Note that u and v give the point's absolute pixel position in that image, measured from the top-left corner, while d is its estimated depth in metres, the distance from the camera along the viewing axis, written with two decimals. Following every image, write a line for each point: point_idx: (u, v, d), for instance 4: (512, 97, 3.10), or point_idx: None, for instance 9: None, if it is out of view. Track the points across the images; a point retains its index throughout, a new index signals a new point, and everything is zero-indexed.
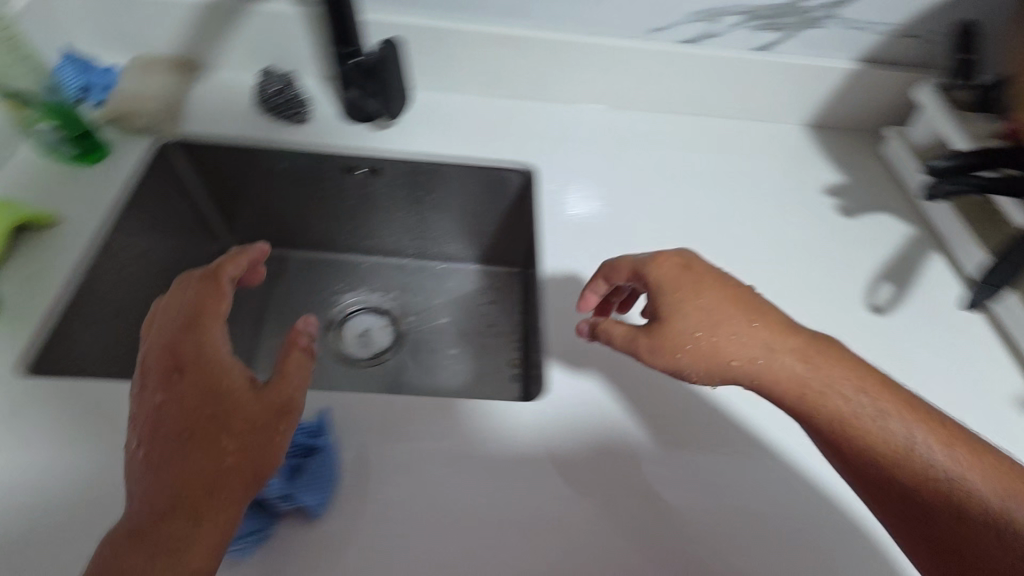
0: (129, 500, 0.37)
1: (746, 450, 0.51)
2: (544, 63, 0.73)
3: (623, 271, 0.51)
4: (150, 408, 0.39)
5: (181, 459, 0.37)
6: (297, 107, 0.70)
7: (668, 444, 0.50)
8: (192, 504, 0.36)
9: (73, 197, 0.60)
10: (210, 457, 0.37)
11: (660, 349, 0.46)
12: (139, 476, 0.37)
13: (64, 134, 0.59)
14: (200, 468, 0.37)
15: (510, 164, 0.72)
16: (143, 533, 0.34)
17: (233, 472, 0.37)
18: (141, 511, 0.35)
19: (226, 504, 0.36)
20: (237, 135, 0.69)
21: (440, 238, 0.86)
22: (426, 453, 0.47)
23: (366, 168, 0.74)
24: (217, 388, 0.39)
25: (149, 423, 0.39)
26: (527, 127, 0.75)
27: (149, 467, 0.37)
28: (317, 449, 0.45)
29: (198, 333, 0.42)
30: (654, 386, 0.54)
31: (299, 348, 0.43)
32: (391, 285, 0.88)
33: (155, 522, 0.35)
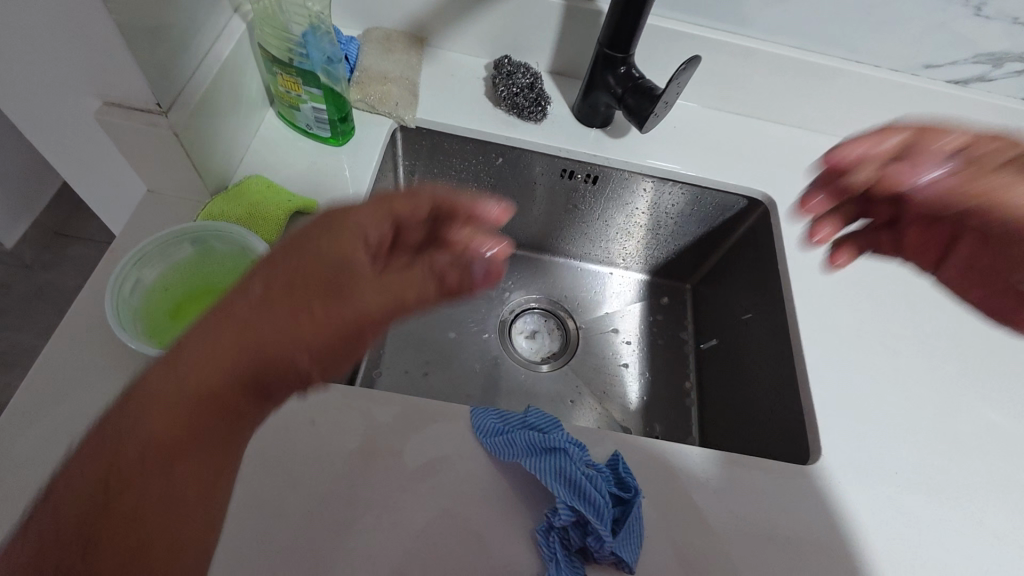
0: (160, 365, 0.31)
1: (938, 505, 0.49)
2: (801, 88, 0.69)
3: (931, 141, 0.42)
4: (235, 335, 0.30)
5: (189, 425, 0.30)
6: (538, 105, 0.66)
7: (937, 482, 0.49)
8: (213, 391, 0.30)
9: (327, 181, 0.57)
10: (226, 411, 0.31)
11: (973, 180, 0.42)
12: (189, 355, 0.30)
13: (328, 116, 0.55)
14: (229, 404, 0.31)
15: (739, 192, 0.69)
16: (114, 456, 0.29)
17: (219, 449, 0.32)
18: (156, 390, 0.30)
19: (209, 475, 0.31)
20: (480, 121, 0.66)
21: (623, 248, 0.83)
22: (719, 487, 0.46)
23: (586, 175, 0.71)
24: (275, 332, 0.31)
25: (212, 342, 0.30)
26: (759, 143, 0.71)
27: (192, 359, 0.30)
28: (624, 499, 0.44)
29: (341, 293, 0.32)
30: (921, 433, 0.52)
31: (409, 260, 0.36)
32: (561, 286, 0.85)
33: (189, 444, 0.30)
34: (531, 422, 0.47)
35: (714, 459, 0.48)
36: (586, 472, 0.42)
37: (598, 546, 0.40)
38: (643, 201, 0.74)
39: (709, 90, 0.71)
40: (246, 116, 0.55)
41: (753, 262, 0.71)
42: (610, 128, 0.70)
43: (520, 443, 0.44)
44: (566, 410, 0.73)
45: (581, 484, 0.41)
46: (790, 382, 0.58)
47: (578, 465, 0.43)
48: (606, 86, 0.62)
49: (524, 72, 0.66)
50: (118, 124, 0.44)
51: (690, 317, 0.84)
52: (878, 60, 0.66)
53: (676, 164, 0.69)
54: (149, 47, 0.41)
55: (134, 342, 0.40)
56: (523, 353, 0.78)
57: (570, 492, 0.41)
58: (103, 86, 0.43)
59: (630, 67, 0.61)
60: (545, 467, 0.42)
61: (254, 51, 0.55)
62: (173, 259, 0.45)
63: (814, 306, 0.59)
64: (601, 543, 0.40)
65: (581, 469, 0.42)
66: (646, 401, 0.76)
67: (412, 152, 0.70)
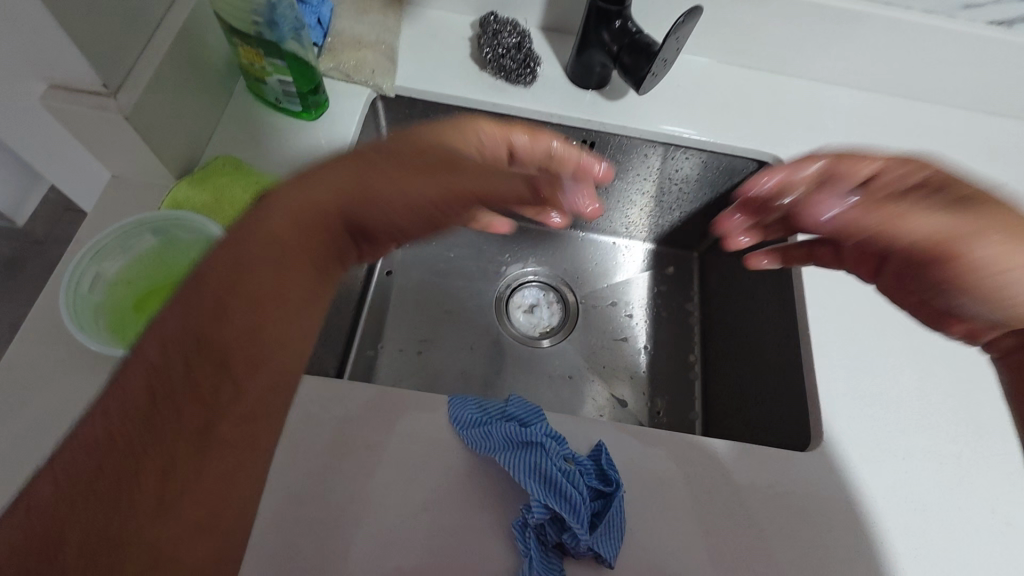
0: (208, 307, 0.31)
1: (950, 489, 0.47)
2: (823, 35, 0.62)
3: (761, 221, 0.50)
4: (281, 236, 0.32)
5: (209, 337, 0.30)
6: (527, 67, 0.61)
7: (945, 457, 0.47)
8: (252, 370, 0.29)
9: (300, 158, 0.54)
10: (272, 320, 0.31)
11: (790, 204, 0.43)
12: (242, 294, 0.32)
13: (297, 89, 0.52)
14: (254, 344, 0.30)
15: (748, 156, 0.64)
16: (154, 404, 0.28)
17: (225, 417, 0.29)
18: (205, 303, 0.30)
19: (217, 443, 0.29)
20: (465, 86, 0.61)
21: (625, 216, 0.79)
22: (710, 479, 0.44)
23: (581, 142, 0.67)
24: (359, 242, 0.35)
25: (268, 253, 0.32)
26: (771, 100, 0.66)
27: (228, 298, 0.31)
28: (606, 492, 0.42)
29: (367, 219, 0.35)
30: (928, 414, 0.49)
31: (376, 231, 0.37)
32: (560, 257, 0.81)
33: (218, 338, 0.30)
34: (511, 412, 0.45)
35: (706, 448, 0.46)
36: (562, 467, 0.40)
37: (574, 544, 0.38)
38: (644, 167, 0.69)
39: (717, 42, 0.64)
40: (210, 92, 0.52)
41: None
42: (607, 89, 0.64)
43: (496, 436, 0.42)
44: (564, 388, 0.71)
45: (556, 480, 0.39)
46: (795, 363, 0.54)
47: (555, 459, 0.41)
48: (600, 43, 0.57)
49: (511, 31, 0.61)
50: (65, 109, 0.42)
51: (696, 287, 0.80)
52: (909, 2, 0.59)
53: (679, 127, 0.63)
54: (86, 23, 0.38)
55: (92, 342, 0.38)
56: (520, 328, 0.76)
57: (544, 488, 0.39)
58: (44, 67, 0.40)
59: (625, 20, 0.55)
60: (520, 463, 0.40)
61: (212, 19, 0.51)
62: (135, 250, 0.43)
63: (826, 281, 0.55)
64: (577, 540, 0.39)
65: (558, 464, 0.40)
66: (647, 376, 0.74)
67: (396, 122, 0.66)
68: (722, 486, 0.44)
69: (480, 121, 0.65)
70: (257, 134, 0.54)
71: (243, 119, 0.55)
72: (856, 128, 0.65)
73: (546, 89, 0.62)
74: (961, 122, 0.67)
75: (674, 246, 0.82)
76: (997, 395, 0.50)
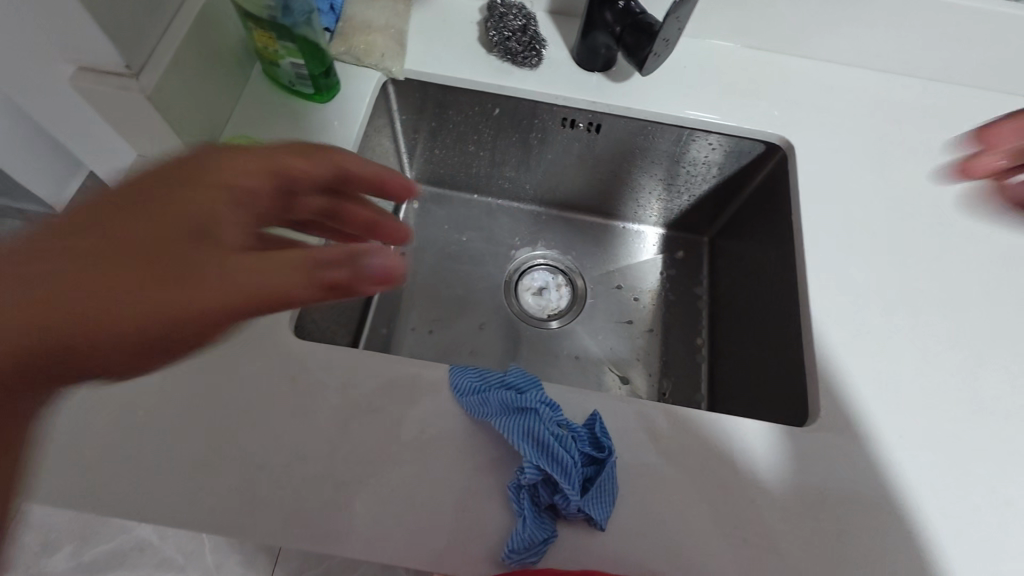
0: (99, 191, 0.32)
1: (947, 463, 0.46)
2: (834, 14, 0.62)
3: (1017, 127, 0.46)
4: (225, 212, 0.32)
5: (116, 211, 0.30)
6: (533, 49, 0.62)
7: (940, 431, 0.48)
8: (147, 257, 0.29)
9: (312, 138, 0.56)
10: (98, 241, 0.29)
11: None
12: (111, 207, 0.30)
13: (309, 71, 0.54)
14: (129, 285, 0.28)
15: (755, 137, 0.64)
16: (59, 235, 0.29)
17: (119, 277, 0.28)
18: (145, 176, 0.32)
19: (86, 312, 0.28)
20: (473, 72, 0.62)
21: (634, 200, 0.79)
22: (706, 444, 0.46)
23: (588, 124, 0.67)
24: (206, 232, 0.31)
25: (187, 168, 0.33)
26: (781, 79, 0.65)
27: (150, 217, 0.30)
28: (599, 459, 0.43)
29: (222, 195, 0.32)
30: (927, 389, 0.49)
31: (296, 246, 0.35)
32: (569, 240, 0.82)
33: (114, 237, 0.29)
34: (509, 380, 0.46)
35: (703, 420, 0.47)
36: (555, 432, 0.42)
37: (564, 504, 0.40)
38: (651, 149, 0.70)
39: (725, 22, 0.64)
40: (227, 76, 0.54)
41: (770, 214, 0.66)
42: (613, 70, 0.65)
43: (492, 402, 0.44)
44: (571, 368, 0.73)
45: (549, 443, 0.41)
46: (797, 342, 0.54)
47: (548, 424, 0.42)
48: (604, 24, 0.58)
49: (517, 13, 0.62)
50: (92, 90, 0.45)
51: (706, 271, 0.80)
52: None
53: (685, 108, 0.63)
54: (110, 11, 0.41)
55: None
56: (529, 310, 0.77)
57: (537, 450, 0.41)
58: (72, 51, 0.43)
59: (628, 1, 0.57)
60: (514, 426, 0.42)
61: (229, 6, 0.53)
62: None
63: (829, 260, 0.55)
64: (568, 501, 0.40)
65: (551, 428, 0.42)
66: (654, 358, 0.74)
67: (407, 105, 0.68)
68: (719, 454, 0.45)
69: (488, 104, 0.66)
70: (275, 115, 0.57)
71: (260, 100, 0.57)
72: (866, 108, 0.64)
73: (550, 70, 0.64)
74: (978, 102, 0.65)
75: (684, 230, 0.82)
76: (998, 373, 0.51)
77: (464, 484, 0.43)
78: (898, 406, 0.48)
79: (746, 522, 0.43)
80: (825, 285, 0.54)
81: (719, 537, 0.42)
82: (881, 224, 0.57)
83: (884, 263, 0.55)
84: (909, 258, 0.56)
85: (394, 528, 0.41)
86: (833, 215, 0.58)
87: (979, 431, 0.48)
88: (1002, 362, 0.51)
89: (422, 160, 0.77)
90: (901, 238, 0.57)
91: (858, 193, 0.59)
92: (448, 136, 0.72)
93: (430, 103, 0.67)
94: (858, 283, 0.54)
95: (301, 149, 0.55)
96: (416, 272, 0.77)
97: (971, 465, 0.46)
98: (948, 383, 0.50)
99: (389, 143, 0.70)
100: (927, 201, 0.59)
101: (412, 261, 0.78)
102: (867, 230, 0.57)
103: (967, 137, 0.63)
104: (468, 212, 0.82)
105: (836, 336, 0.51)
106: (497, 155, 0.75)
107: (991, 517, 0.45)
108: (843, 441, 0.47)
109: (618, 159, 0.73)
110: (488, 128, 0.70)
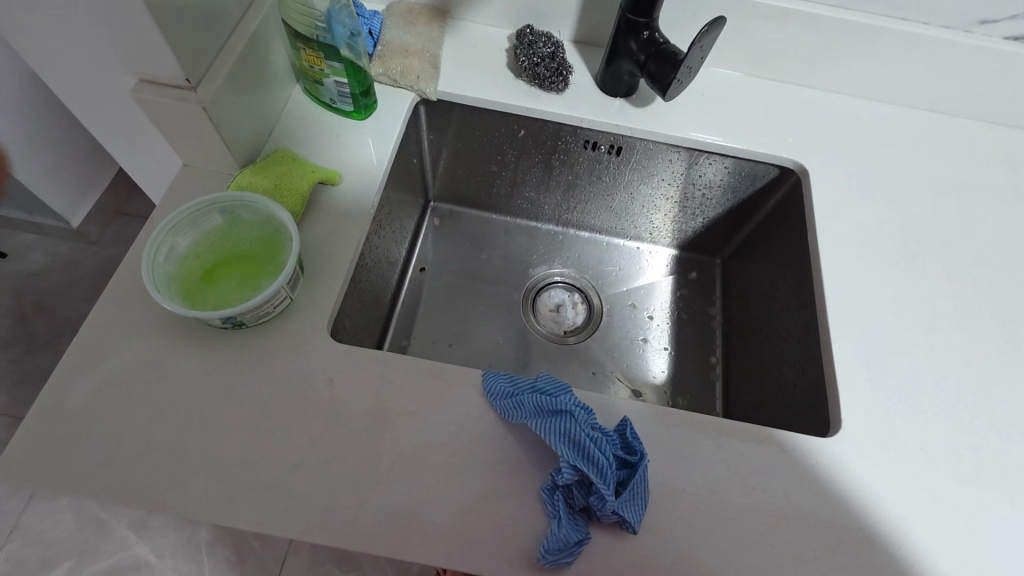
0: None
1: (965, 477, 0.47)
2: (843, 49, 0.65)
3: None
4: None
5: None
6: (560, 74, 0.65)
7: (958, 447, 0.49)
8: None
9: (349, 153, 0.58)
10: None
11: None
12: None
13: (350, 90, 0.57)
14: None
15: (770, 162, 0.67)
16: None
17: None
18: None
19: None
20: (501, 95, 0.66)
21: (649, 221, 0.82)
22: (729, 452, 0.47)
23: (609, 146, 0.70)
24: None
25: None
26: (792, 108, 0.69)
27: None
28: (630, 462, 0.44)
29: None
30: (944, 405, 0.51)
31: None
32: (585, 260, 0.84)
33: None
34: (541, 385, 0.47)
35: (729, 430, 0.48)
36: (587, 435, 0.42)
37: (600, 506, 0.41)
38: (669, 171, 0.73)
39: (740, 54, 0.68)
40: (272, 92, 0.57)
41: (784, 235, 0.68)
42: (634, 96, 0.68)
43: (526, 407, 0.45)
44: (588, 383, 0.74)
45: (583, 444, 0.42)
46: (815, 356, 0.56)
47: (584, 426, 0.43)
48: (629, 53, 0.61)
49: (546, 41, 0.66)
50: (152, 100, 0.47)
51: (718, 291, 0.82)
52: (925, 17, 0.62)
53: (703, 132, 0.66)
54: (177, 27, 0.44)
55: (166, 301, 0.43)
56: (547, 326, 0.79)
57: (571, 453, 0.41)
58: (137, 64, 0.46)
59: (653, 32, 0.59)
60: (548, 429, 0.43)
61: (278, 28, 0.56)
62: (205, 227, 0.48)
63: (844, 278, 0.57)
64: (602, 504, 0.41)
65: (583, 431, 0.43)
66: (670, 375, 0.76)
67: (435, 125, 0.71)
68: (743, 462, 0.46)
69: (514, 126, 0.69)
70: (314, 130, 0.59)
71: (300, 116, 0.60)
72: (873, 137, 0.67)
73: (574, 95, 0.67)
74: (978, 134, 0.69)
75: (697, 252, 0.85)
76: (1012, 392, 0.52)
77: (498, 488, 0.43)
78: (916, 422, 0.50)
79: (771, 531, 0.44)
80: (841, 302, 0.56)
81: (745, 543, 0.43)
82: (892, 245, 0.60)
83: (896, 282, 0.57)
84: (921, 278, 0.58)
85: (431, 528, 0.42)
86: (847, 236, 0.60)
87: (995, 448, 0.49)
88: (1014, 380, 0.53)
89: (445, 179, 0.80)
90: (913, 259, 0.59)
91: (870, 215, 0.61)
92: (472, 155, 0.75)
93: (457, 123, 0.70)
94: (873, 300, 0.56)
95: (338, 162, 0.58)
96: (436, 287, 0.79)
97: (988, 481, 0.48)
98: (964, 400, 0.51)
99: (416, 161, 0.73)
100: (935, 225, 0.62)
101: (432, 276, 0.80)
102: (880, 250, 0.59)
103: (970, 166, 0.66)
104: (487, 230, 0.84)
105: (855, 350, 0.53)
106: (518, 174, 0.78)
107: (1012, 529, 0.45)
108: (866, 453, 0.48)
109: (635, 182, 0.76)
110: (512, 148, 0.73)
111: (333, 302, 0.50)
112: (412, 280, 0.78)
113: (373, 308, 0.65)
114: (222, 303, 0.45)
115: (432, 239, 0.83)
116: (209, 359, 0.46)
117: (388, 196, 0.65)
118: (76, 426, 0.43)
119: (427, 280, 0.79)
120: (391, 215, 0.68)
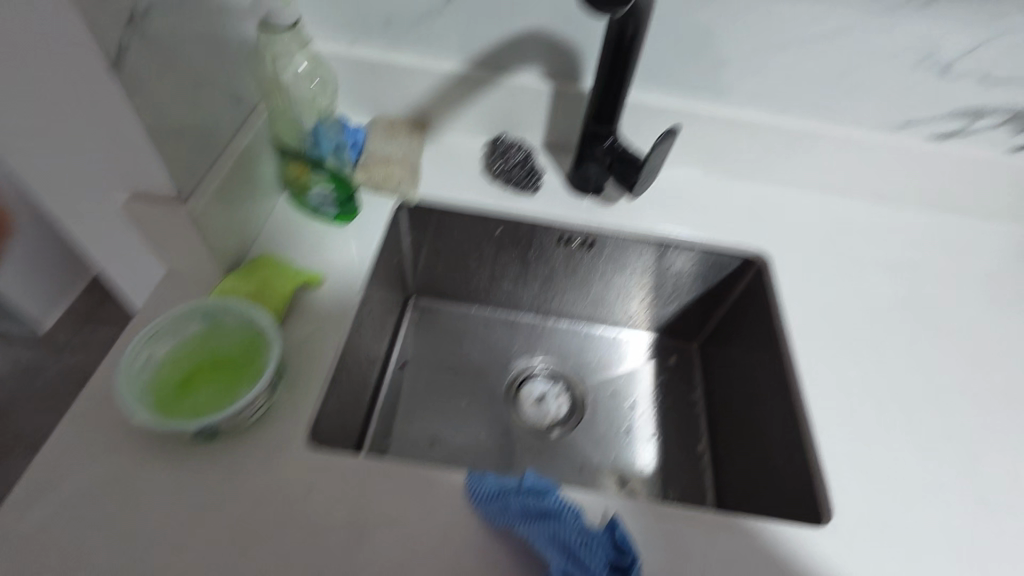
0: None
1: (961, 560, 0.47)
2: (787, 149, 0.72)
3: None
4: None
5: None
6: (531, 177, 0.71)
7: (951, 527, 0.48)
8: None
9: (332, 255, 0.60)
10: None
11: None
12: None
13: (335, 197, 0.60)
14: None
15: (734, 251, 0.71)
16: None
17: None
18: None
19: None
20: (480, 198, 0.70)
21: (626, 309, 0.84)
22: (724, 547, 0.45)
23: (582, 241, 0.74)
24: None
25: None
26: (748, 202, 0.74)
27: None
28: (623, 565, 0.42)
29: None
30: (929, 484, 0.51)
31: None
32: (566, 349, 0.85)
33: None
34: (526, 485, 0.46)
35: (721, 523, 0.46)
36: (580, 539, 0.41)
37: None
38: (640, 262, 0.76)
39: (696, 155, 0.74)
40: (258, 200, 0.60)
41: (755, 318, 0.71)
42: (603, 195, 0.73)
43: (513, 508, 0.43)
44: (576, 478, 0.72)
45: (575, 552, 0.41)
46: (799, 439, 0.56)
47: (573, 528, 0.42)
48: (596, 157, 0.66)
49: (518, 148, 0.71)
50: (140, 213, 0.49)
51: (699, 376, 0.83)
52: (856, 121, 0.69)
53: (669, 226, 0.71)
54: (171, 146, 0.47)
55: (140, 414, 0.41)
56: (531, 418, 0.78)
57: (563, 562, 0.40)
58: (128, 180, 0.48)
59: (616, 139, 0.65)
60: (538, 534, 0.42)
61: (267, 143, 0.60)
62: (183, 333, 0.48)
63: (816, 360, 0.59)
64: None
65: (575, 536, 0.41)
66: (658, 465, 0.74)
67: (415, 225, 0.74)
68: (739, 558, 0.45)
69: (491, 224, 0.73)
70: (299, 234, 0.62)
71: (287, 221, 0.63)
72: (826, 226, 0.72)
73: (548, 196, 0.71)
74: (919, 221, 0.75)
75: (674, 337, 0.86)
76: (993, 468, 0.53)
77: None
78: (904, 503, 0.49)
79: None
80: (817, 384, 0.57)
81: None
82: (856, 326, 0.62)
83: (866, 362, 0.59)
84: (889, 358, 0.60)
85: None
86: (814, 319, 0.62)
87: (987, 528, 0.49)
88: (993, 457, 0.54)
89: (425, 275, 0.82)
90: (879, 339, 0.61)
91: (832, 298, 0.65)
92: (451, 252, 0.78)
93: (438, 223, 0.73)
94: (847, 381, 0.58)
95: (322, 264, 0.59)
96: (417, 382, 0.78)
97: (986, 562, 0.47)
98: (947, 477, 0.52)
99: (397, 259, 0.75)
100: (895, 305, 0.65)
101: (413, 371, 0.79)
102: (846, 332, 0.62)
103: (915, 250, 0.71)
104: (466, 324, 0.85)
105: (835, 433, 0.54)
106: (496, 269, 0.80)
107: None
108: (860, 541, 0.47)
109: (611, 273, 0.79)
110: (490, 245, 0.76)
111: (312, 405, 0.49)
112: (393, 376, 0.77)
113: (353, 406, 0.64)
114: (203, 412, 0.44)
115: (413, 334, 0.83)
116: (179, 472, 0.44)
117: (371, 295, 0.66)
118: (29, 554, 0.40)
119: (409, 375, 0.78)
120: (373, 313, 0.69)
